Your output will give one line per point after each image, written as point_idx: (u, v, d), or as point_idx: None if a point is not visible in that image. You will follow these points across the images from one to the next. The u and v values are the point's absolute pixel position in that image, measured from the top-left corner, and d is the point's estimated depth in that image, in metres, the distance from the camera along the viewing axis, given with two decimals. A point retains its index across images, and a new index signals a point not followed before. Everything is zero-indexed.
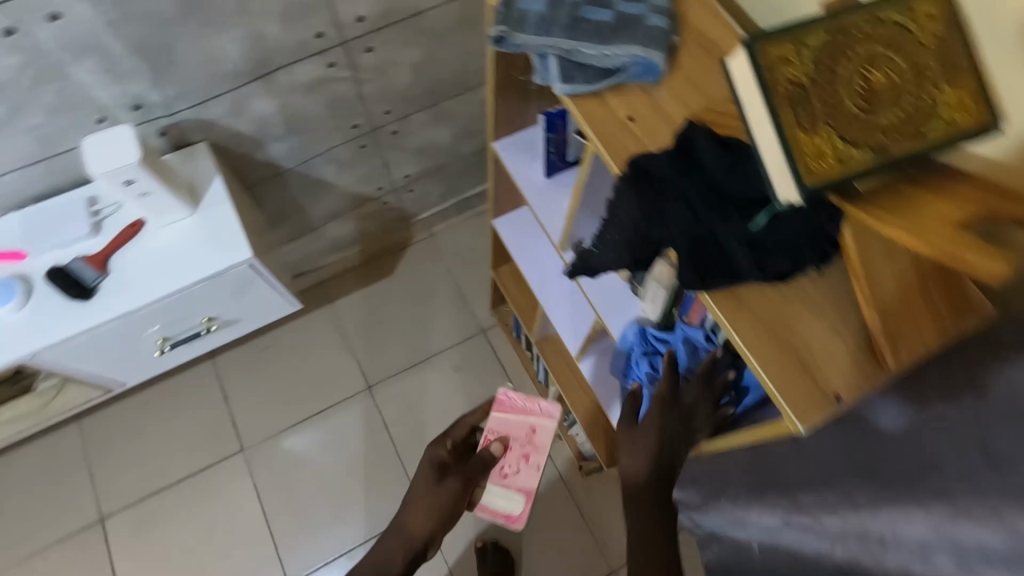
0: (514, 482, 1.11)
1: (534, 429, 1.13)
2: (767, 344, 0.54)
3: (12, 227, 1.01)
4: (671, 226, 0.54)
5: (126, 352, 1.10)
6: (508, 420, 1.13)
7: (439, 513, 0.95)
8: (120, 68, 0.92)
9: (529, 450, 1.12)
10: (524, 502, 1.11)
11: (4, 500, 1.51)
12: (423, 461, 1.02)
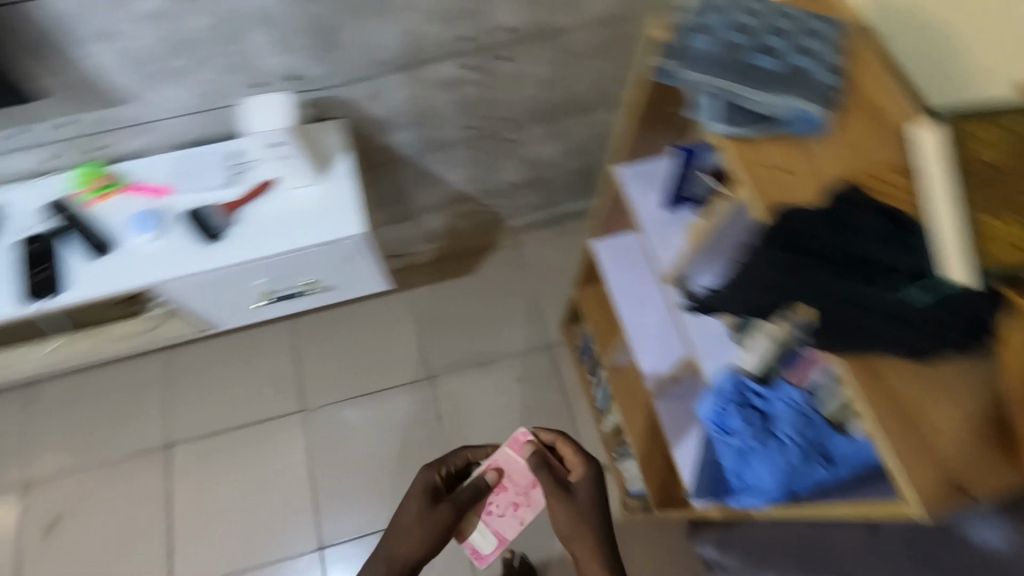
0: (492, 521, 1.16)
1: (535, 484, 1.16)
2: (899, 421, 0.50)
3: (163, 166, 1.11)
4: (813, 283, 0.54)
5: (232, 298, 1.17)
6: (518, 464, 1.17)
7: (428, 538, 1.05)
8: (289, 41, 1.00)
9: (521, 501, 1.16)
10: (492, 547, 1.16)
11: (86, 409, 1.63)
12: (416, 487, 1.11)
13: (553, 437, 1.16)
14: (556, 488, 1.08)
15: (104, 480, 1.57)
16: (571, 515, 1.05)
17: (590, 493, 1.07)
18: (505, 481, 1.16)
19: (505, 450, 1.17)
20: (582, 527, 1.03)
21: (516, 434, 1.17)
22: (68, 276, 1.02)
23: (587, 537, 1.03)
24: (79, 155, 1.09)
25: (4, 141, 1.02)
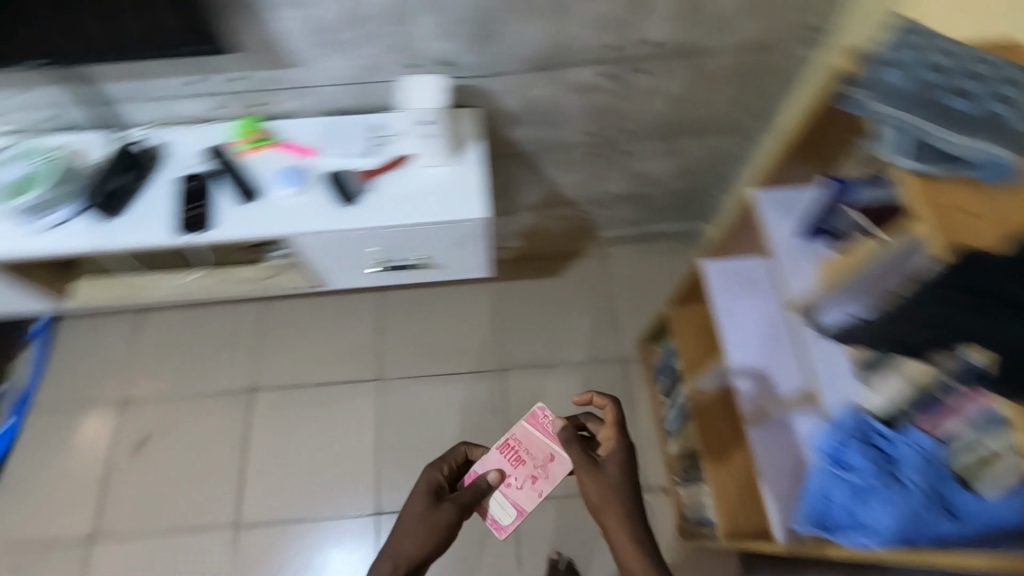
0: (511, 494, 1.17)
1: (552, 457, 1.19)
2: None
3: (312, 128, 1.19)
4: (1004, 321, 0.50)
5: (351, 259, 1.24)
6: (534, 438, 1.21)
7: (431, 538, 0.98)
8: (451, 29, 1.06)
9: (539, 474, 1.18)
10: (513, 517, 1.16)
11: (185, 343, 1.75)
12: (420, 488, 1.06)
13: (603, 402, 1.06)
14: (585, 460, 1.00)
15: (191, 411, 1.67)
16: (604, 487, 0.97)
17: (624, 468, 0.99)
18: (523, 454, 1.19)
19: (522, 425, 1.21)
20: (614, 498, 0.96)
21: (533, 412, 1.23)
22: (216, 215, 1.11)
23: (619, 511, 0.95)
24: (241, 108, 1.19)
25: (184, 86, 1.12)
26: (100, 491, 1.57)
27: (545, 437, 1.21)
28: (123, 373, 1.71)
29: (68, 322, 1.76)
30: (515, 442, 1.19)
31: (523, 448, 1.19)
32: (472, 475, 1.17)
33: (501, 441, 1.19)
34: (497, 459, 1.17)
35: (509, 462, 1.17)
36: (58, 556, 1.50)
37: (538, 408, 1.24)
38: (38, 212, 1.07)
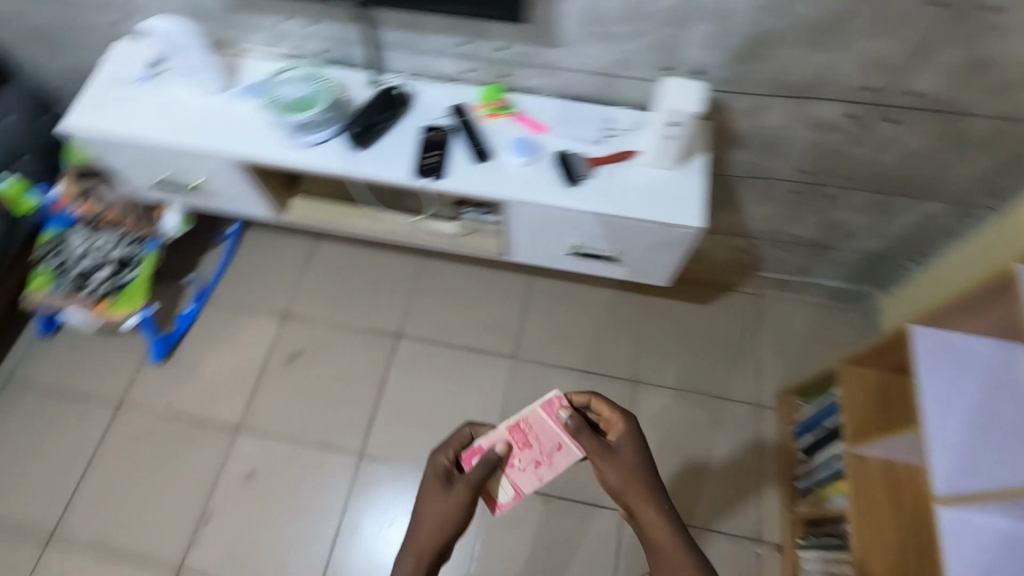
0: (509, 475, 1.05)
1: (561, 446, 1.07)
2: None
3: (547, 108, 1.25)
4: None
5: (550, 238, 1.28)
6: (545, 423, 1.09)
7: (446, 522, 0.93)
8: (719, 40, 1.08)
9: (543, 460, 1.06)
10: (510, 497, 1.03)
11: (348, 278, 1.88)
12: (429, 476, 0.99)
13: (588, 397, 1.08)
14: (599, 447, 1.00)
15: (340, 341, 1.79)
16: (624, 471, 0.97)
17: (639, 452, 0.99)
18: (530, 438, 1.08)
19: (536, 409, 1.10)
20: (635, 479, 0.96)
21: (548, 397, 1.10)
22: (449, 167, 1.19)
23: (641, 490, 0.95)
24: (488, 75, 1.27)
25: (451, 46, 1.21)
26: (251, 389, 1.71)
27: (555, 425, 1.08)
28: (289, 290, 1.86)
29: (255, 232, 1.94)
30: (525, 423, 1.08)
31: (533, 432, 1.08)
32: (473, 452, 1.06)
33: (510, 421, 1.09)
34: (503, 438, 1.07)
35: (515, 444, 1.07)
36: (207, 435, 1.65)
37: (554, 394, 1.11)
38: (302, 130, 1.19)
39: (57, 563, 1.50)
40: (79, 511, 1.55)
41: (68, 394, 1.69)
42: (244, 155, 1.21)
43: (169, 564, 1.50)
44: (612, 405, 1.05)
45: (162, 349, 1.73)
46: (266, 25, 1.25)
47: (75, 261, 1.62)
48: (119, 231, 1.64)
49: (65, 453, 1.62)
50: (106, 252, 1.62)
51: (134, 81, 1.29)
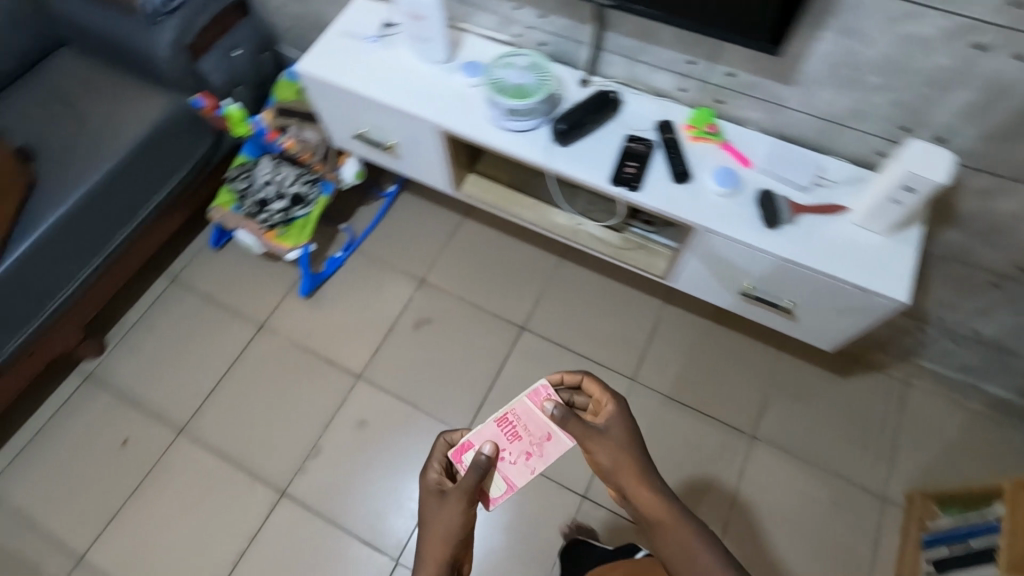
0: (501, 468, 1.07)
1: (550, 436, 1.08)
2: None
3: (756, 143, 1.22)
4: None
5: (723, 273, 1.24)
6: (534, 414, 1.11)
7: (448, 534, 0.96)
8: (981, 112, 1.00)
9: (534, 451, 1.08)
10: (503, 491, 1.05)
11: (486, 260, 1.92)
12: (427, 491, 1.01)
13: (577, 378, 1.09)
14: (588, 430, 0.99)
15: (466, 319, 1.83)
16: (613, 450, 0.99)
17: (627, 435, 1.00)
18: (519, 429, 1.10)
19: (523, 399, 1.11)
20: (626, 456, 0.98)
21: (536, 386, 1.11)
22: (645, 181, 1.18)
23: (633, 469, 0.98)
24: (702, 98, 1.24)
25: (678, 63, 1.19)
26: (377, 342, 1.79)
27: (543, 414, 1.10)
28: (428, 258, 1.93)
29: (409, 196, 2.02)
30: (513, 415, 1.10)
31: (521, 424, 1.09)
32: (463, 448, 1.08)
33: (497, 413, 1.10)
34: (492, 432, 1.09)
35: (504, 438, 1.09)
36: (331, 374, 1.74)
37: (540, 382, 1.11)
38: (512, 114, 1.21)
39: (182, 457, 1.63)
40: (210, 415, 1.68)
41: (221, 307, 1.84)
42: (452, 127, 1.26)
43: (276, 486, 1.60)
44: (599, 385, 1.07)
45: (310, 286, 1.84)
46: (499, 9, 1.29)
47: (258, 188, 1.76)
48: (299, 169, 1.76)
49: (208, 359, 1.76)
50: (285, 186, 1.75)
51: (364, 38, 1.38)
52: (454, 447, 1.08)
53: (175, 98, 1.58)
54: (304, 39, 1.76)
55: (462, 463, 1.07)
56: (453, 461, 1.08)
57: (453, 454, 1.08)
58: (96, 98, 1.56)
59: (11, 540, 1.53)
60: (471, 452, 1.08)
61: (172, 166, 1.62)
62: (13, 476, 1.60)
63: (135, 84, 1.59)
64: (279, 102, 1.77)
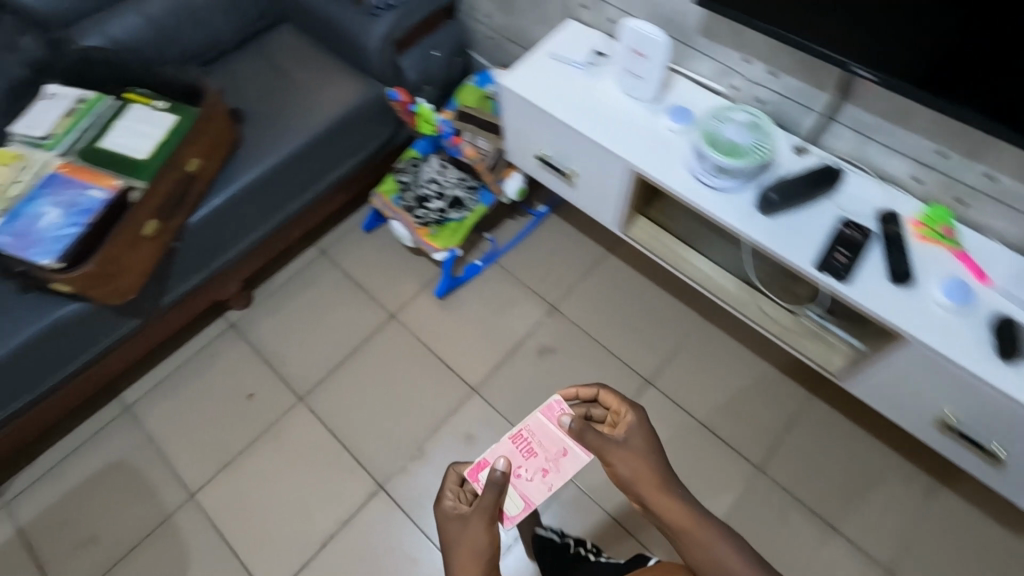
0: (520, 485, 1.12)
1: (566, 451, 1.14)
2: None
3: (997, 258, 1.06)
4: None
5: (922, 394, 1.09)
6: (549, 432, 1.15)
7: (480, 551, 0.95)
8: None
9: (550, 466, 1.13)
10: (522, 508, 1.11)
11: (623, 303, 1.84)
12: (445, 517, 1.02)
13: (593, 391, 1.10)
14: (606, 441, 0.99)
15: (591, 359, 1.76)
16: (634, 461, 0.97)
17: (647, 446, 0.99)
18: (535, 445, 1.15)
19: (537, 415, 1.16)
20: (646, 467, 0.97)
21: (549, 402, 1.15)
22: (856, 274, 1.06)
23: (654, 479, 0.96)
24: (939, 194, 1.10)
25: (924, 151, 1.07)
26: (498, 360, 1.77)
27: (555, 430, 1.15)
28: (564, 287, 1.88)
29: (558, 220, 1.99)
30: (528, 433, 1.16)
31: (536, 440, 1.15)
32: (479, 467, 1.11)
33: (512, 431, 1.16)
34: (507, 450, 1.14)
35: (520, 454, 1.14)
36: (448, 381, 1.74)
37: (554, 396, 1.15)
38: (719, 173, 1.13)
39: (295, 425, 1.68)
40: (329, 392, 1.73)
41: (359, 289, 1.90)
42: (648, 172, 1.20)
43: (375, 478, 1.61)
44: (617, 398, 1.07)
45: (445, 288, 1.85)
46: (726, 58, 1.21)
47: (421, 184, 1.80)
48: (464, 174, 1.79)
49: (337, 337, 1.82)
50: (446, 188, 1.78)
51: (572, 64, 1.36)
52: (470, 468, 1.11)
53: (371, 88, 1.64)
54: (499, 50, 1.77)
55: (478, 482, 1.10)
56: (469, 480, 1.10)
57: (469, 474, 1.11)
58: (304, 75, 1.65)
59: (137, 461, 1.64)
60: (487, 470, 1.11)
61: (351, 152, 1.69)
62: (150, 402, 1.72)
63: (339, 69, 1.66)
64: (460, 104, 1.78)
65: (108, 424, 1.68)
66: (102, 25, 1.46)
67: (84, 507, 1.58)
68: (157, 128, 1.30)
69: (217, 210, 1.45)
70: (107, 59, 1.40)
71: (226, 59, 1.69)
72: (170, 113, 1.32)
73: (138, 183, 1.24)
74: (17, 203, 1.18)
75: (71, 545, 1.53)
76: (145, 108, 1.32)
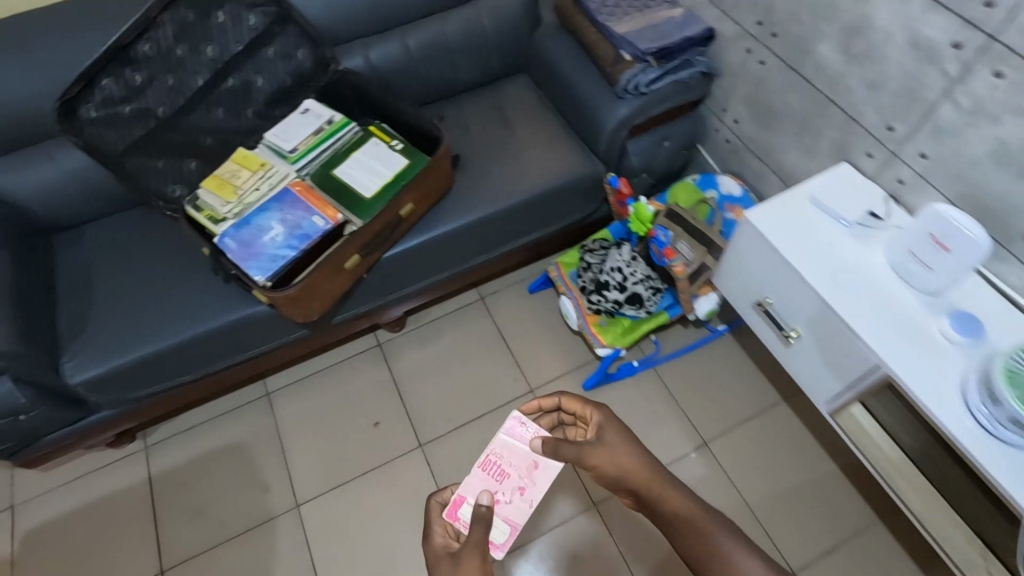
0: (501, 513, 1.14)
1: (538, 463, 1.16)
2: None
3: None
4: None
5: None
6: (517, 450, 1.18)
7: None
8: None
9: (525, 484, 1.15)
10: (507, 534, 1.12)
11: (786, 466, 1.61)
12: (438, 553, 0.99)
13: (555, 400, 1.11)
14: (582, 448, 0.98)
15: (733, 520, 1.53)
16: (615, 459, 0.94)
17: (622, 440, 0.97)
18: (505, 467, 1.17)
19: (501, 438, 1.18)
20: (627, 462, 0.94)
21: (510, 419, 1.18)
22: None
23: (640, 469, 0.93)
24: None
25: None
26: None
27: (518, 442, 1.18)
28: (723, 423, 1.68)
29: (732, 343, 1.80)
30: (497, 457, 1.17)
31: (505, 461, 1.17)
32: (456, 504, 1.12)
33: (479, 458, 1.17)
34: (480, 481, 1.15)
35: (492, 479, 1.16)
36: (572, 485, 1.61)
37: (514, 414, 1.19)
38: (1010, 425, 0.91)
39: (408, 469, 1.65)
40: (449, 448, 1.68)
41: (507, 349, 1.83)
42: (903, 380, 1.00)
43: None
44: (581, 401, 1.07)
45: (594, 382, 1.73)
46: None
47: (604, 271, 1.65)
48: (653, 273, 1.64)
49: (472, 392, 1.77)
50: (630, 280, 1.62)
51: (837, 218, 1.18)
52: (447, 505, 1.12)
53: (589, 165, 1.56)
54: (733, 156, 1.61)
55: (461, 517, 1.11)
56: (452, 521, 1.10)
57: (449, 514, 1.11)
58: (526, 136, 1.61)
59: (261, 450, 1.69)
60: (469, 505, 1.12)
61: (546, 222, 1.62)
62: (288, 395, 1.77)
63: (563, 139, 1.60)
64: (672, 202, 1.65)
65: (247, 403, 1.76)
66: (365, 50, 1.51)
67: (206, 477, 1.65)
68: (387, 168, 1.29)
69: (409, 253, 1.45)
70: (362, 87, 1.45)
71: (458, 98, 1.70)
72: (403, 156, 1.31)
73: (356, 220, 1.24)
74: (251, 210, 1.23)
75: (186, 510, 1.61)
76: (383, 145, 1.33)
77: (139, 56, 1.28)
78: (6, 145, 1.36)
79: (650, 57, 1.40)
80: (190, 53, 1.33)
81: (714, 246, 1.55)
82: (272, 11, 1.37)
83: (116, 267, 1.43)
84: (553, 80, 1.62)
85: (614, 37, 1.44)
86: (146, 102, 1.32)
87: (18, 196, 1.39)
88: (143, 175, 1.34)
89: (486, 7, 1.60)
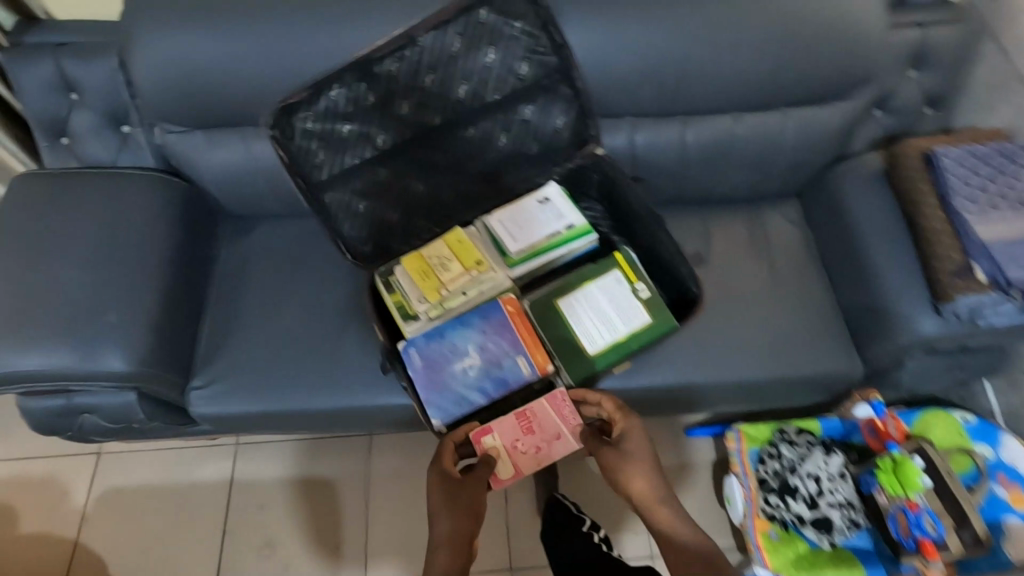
0: (512, 457, 0.96)
1: (561, 435, 0.96)
2: None
3: None
4: None
5: None
6: (544, 411, 0.97)
7: (471, 516, 0.88)
8: None
9: (541, 448, 0.96)
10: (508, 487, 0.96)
11: None
12: (438, 471, 0.91)
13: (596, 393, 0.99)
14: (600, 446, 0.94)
15: None
16: (623, 465, 0.91)
17: (643, 449, 0.92)
18: (531, 424, 0.96)
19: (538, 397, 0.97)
20: (634, 472, 0.90)
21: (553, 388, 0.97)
22: None
23: (648, 487, 0.90)
24: None
25: None
26: None
27: (557, 413, 0.97)
28: None
29: None
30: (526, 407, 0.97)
31: (530, 420, 0.96)
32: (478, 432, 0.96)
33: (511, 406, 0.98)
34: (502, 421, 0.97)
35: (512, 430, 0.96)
36: None
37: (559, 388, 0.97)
38: None
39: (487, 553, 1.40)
40: None
41: None
42: None
43: None
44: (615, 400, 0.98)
45: None
46: None
47: (797, 473, 1.32)
48: (857, 502, 1.30)
49: None
50: (825, 499, 1.30)
51: None
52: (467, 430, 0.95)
53: (842, 362, 1.22)
54: None
55: (483, 448, 0.94)
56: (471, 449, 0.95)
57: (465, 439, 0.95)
58: (776, 294, 1.28)
59: (347, 499, 1.53)
60: (495, 442, 0.95)
61: (758, 401, 1.30)
62: (391, 445, 1.59)
63: (821, 316, 1.26)
64: (922, 431, 1.29)
65: (347, 436, 1.59)
66: (632, 130, 1.21)
67: (283, 506, 1.53)
68: (623, 322, 1.01)
69: None
70: (618, 186, 1.15)
71: (707, 207, 1.37)
72: (647, 310, 1.02)
73: (567, 376, 0.99)
74: (450, 321, 1.00)
75: (257, 534, 1.50)
76: (625, 284, 1.03)
77: (382, 75, 1.03)
78: (209, 120, 1.17)
79: (1015, 293, 1.01)
80: (439, 87, 1.07)
81: (966, 524, 1.15)
82: (550, 63, 1.08)
83: (274, 286, 1.25)
84: (840, 237, 1.25)
85: (967, 237, 1.06)
86: (369, 127, 1.08)
87: (203, 176, 1.22)
88: (338, 212, 1.12)
89: (797, 119, 1.23)
